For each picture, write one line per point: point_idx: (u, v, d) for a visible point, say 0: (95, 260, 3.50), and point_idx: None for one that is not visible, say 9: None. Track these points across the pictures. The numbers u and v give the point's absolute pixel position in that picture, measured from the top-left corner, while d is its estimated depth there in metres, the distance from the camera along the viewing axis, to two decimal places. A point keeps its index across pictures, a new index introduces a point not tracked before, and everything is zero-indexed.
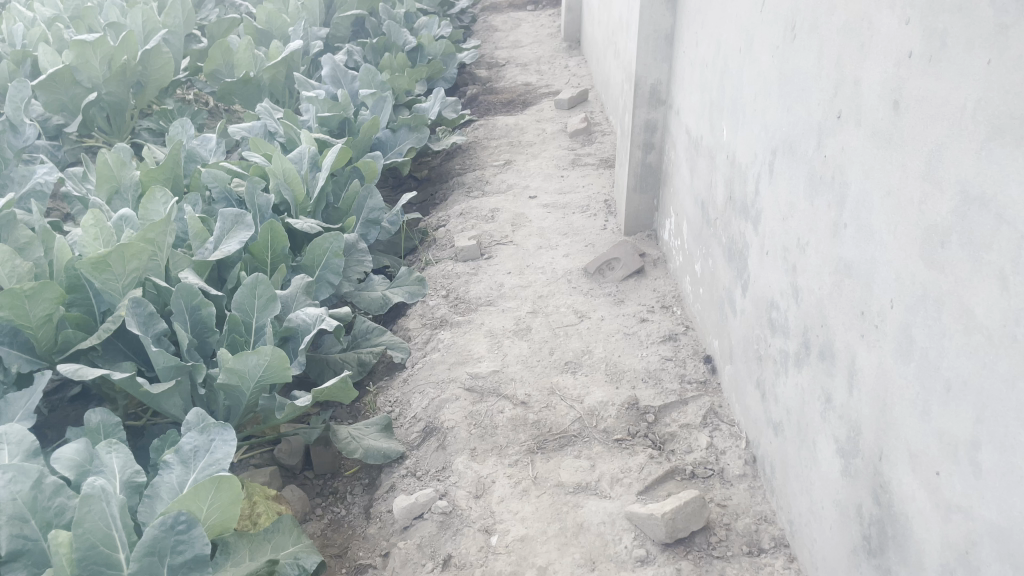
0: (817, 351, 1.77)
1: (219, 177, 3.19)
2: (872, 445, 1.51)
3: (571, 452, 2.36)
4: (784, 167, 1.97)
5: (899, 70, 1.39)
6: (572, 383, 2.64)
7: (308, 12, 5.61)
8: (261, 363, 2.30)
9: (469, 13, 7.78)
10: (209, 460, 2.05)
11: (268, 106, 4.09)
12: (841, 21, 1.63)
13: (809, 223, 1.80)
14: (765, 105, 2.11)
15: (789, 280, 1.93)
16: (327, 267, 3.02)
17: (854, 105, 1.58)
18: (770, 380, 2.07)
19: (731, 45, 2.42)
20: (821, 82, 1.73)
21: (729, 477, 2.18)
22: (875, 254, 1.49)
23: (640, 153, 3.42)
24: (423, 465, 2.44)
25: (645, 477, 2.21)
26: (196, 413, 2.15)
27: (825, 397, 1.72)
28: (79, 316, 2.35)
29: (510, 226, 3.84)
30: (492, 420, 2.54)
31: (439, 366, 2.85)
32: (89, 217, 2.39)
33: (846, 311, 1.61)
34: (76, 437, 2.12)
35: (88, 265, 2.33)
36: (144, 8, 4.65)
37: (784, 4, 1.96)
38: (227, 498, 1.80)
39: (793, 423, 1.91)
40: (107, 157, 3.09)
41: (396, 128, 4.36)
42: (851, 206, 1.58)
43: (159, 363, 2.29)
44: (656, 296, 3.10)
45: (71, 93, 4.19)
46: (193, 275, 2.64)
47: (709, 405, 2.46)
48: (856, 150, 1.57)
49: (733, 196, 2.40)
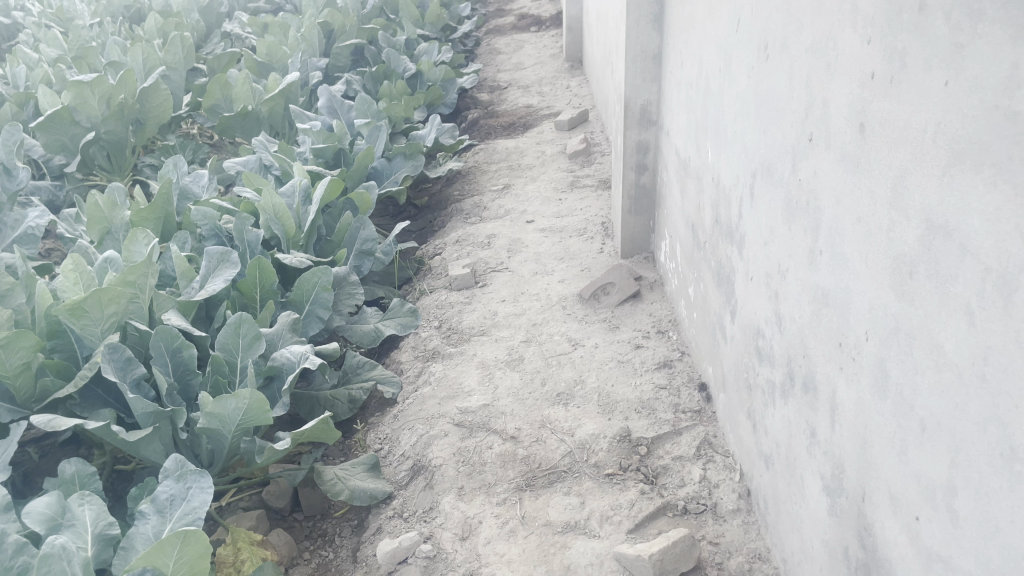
0: (801, 383, 1.69)
1: (209, 215, 3.16)
2: (855, 486, 1.43)
3: (561, 488, 2.28)
4: (762, 191, 1.90)
5: (863, 91, 1.34)
6: (564, 416, 2.57)
7: (307, 44, 5.60)
8: (240, 406, 2.26)
9: (473, 37, 7.78)
10: (185, 509, 2.00)
11: (263, 138, 4.10)
12: (809, 40, 1.58)
13: (788, 249, 1.73)
14: (743, 127, 2.05)
15: (772, 307, 1.86)
16: (317, 301, 2.98)
17: (823, 128, 1.52)
18: (759, 411, 1.99)
19: (712, 65, 2.37)
20: (793, 104, 1.68)
21: (723, 513, 2.09)
22: (849, 283, 1.42)
23: (633, 175, 3.36)
24: (410, 505, 2.38)
25: (635, 514, 2.13)
26: (174, 460, 2.11)
27: (810, 431, 1.64)
28: (58, 363, 2.31)
29: (506, 252, 3.79)
30: (480, 456, 2.47)
31: (430, 401, 2.79)
32: (67, 261, 2.36)
33: (826, 342, 1.54)
34: (51, 488, 2.08)
35: (65, 311, 2.29)
36: (144, 45, 4.64)
37: (758, 23, 1.91)
38: (196, 552, 1.76)
39: (782, 457, 1.83)
40: (97, 198, 3.03)
41: (392, 156, 4.32)
42: (825, 233, 1.51)
43: (136, 410, 2.24)
44: (652, 320, 3.02)
45: (71, 133, 4.19)
46: (177, 315, 2.61)
47: (703, 435, 2.37)
48: (826, 174, 1.50)
49: (719, 219, 2.34)
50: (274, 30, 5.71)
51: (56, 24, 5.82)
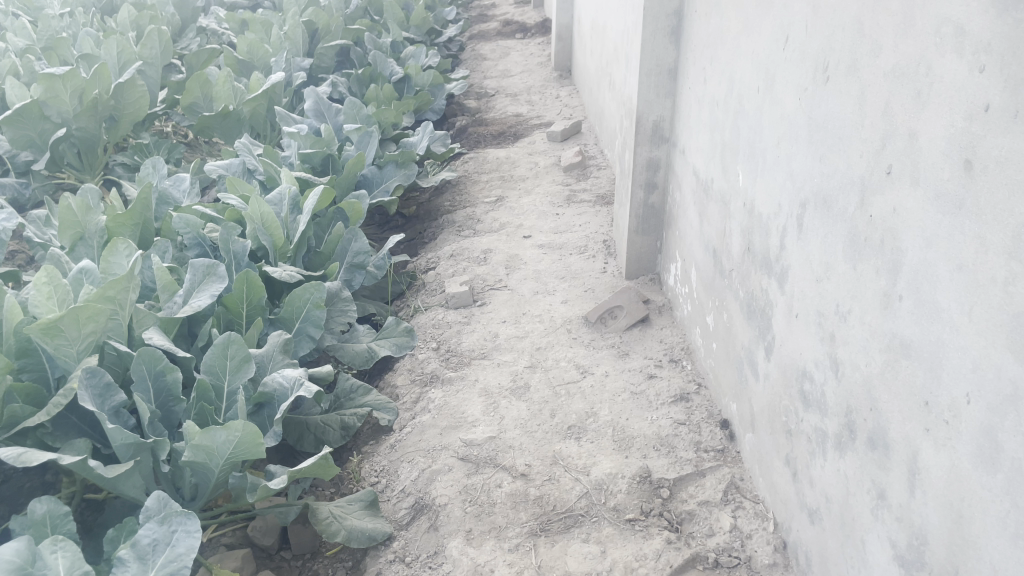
0: (863, 438, 1.55)
1: (192, 223, 2.94)
2: (943, 562, 1.29)
3: (579, 535, 2.13)
4: (815, 223, 1.76)
5: (971, 125, 1.20)
6: (577, 452, 2.41)
7: (291, 43, 5.37)
8: (231, 438, 2.05)
9: (457, 42, 7.59)
10: (169, 556, 1.77)
11: (247, 141, 3.81)
12: (890, 65, 1.42)
13: (851, 289, 1.59)
14: (790, 152, 1.90)
15: (826, 351, 1.71)
16: (308, 319, 2.78)
17: (907, 161, 1.37)
18: (803, 460, 1.85)
19: (747, 83, 2.22)
20: (864, 132, 1.52)
21: (758, 568, 1.96)
22: (942, 335, 1.28)
23: (641, 193, 3.21)
24: (413, 549, 2.20)
25: (662, 567, 1.99)
26: (156, 498, 1.85)
27: (876, 492, 1.50)
28: (28, 386, 2.09)
29: (503, 270, 3.62)
30: (488, 496, 2.31)
31: (430, 431, 2.61)
32: (40, 273, 2.14)
33: (902, 398, 1.40)
34: (19, 530, 1.86)
35: (38, 329, 2.07)
36: (119, 37, 4.36)
37: (813, 42, 1.75)
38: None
39: (833, 514, 1.69)
40: (70, 201, 2.77)
41: (383, 164, 4.11)
42: (908, 276, 1.37)
43: (115, 442, 2.03)
44: (663, 347, 2.87)
45: (39, 128, 3.91)
46: (159, 334, 2.40)
47: (730, 477, 2.23)
48: (911, 213, 1.36)
49: (752, 248, 2.19)
50: (256, 27, 5.45)
51: (24, 13, 5.50)
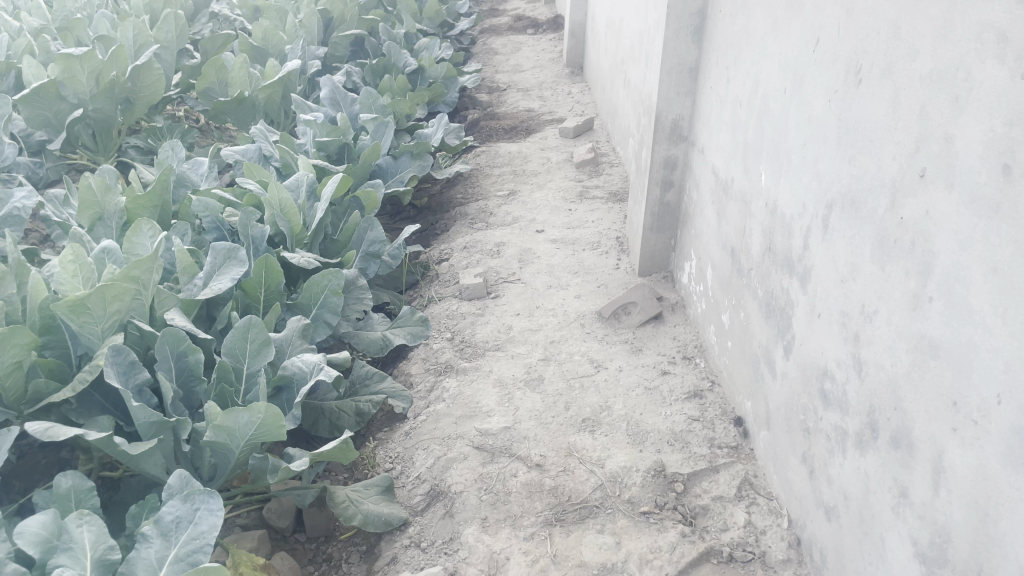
0: (886, 437, 1.57)
1: (211, 206, 2.95)
2: (966, 559, 1.32)
3: (594, 526, 2.16)
4: (842, 224, 1.78)
5: (1010, 130, 1.22)
6: (592, 445, 2.44)
7: (306, 31, 5.37)
8: (253, 420, 2.06)
9: (468, 35, 7.59)
10: (192, 534, 1.74)
11: (264, 127, 3.81)
12: (927, 70, 1.44)
13: (878, 289, 1.61)
14: (818, 152, 1.92)
15: (849, 350, 1.73)
16: (325, 305, 2.79)
17: (941, 166, 1.39)
18: (821, 459, 1.87)
19: (774, 84, 2.23)
20: (897, 135, 1.54)
21: (772, 563, 1.98)
22: (973, 336, 1.30)
23: (658, 192, 3.22)
24: (429, 535, 2.22)
25: (677, 560, 2.02)
26: (178, 477, 1.85)
27: (899, 490, 1.52)
28: (52, 362, 2.11)
29: (516, 263, 3.65)
30: (504, 485, 2.33)
31: (445, 419, 2.64)
32: (66, 250, 2.15)
33: (928, 398, 1.42)
34: (43, 504, 1.87)
35: (65, 307, 2.09)
36: (137, 19, 4.35)
37: (846, 44, 1.77)
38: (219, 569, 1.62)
39: (851, 510, 1.72)
40: (90, 181, 2.77)
41: (398, 155, 4.12)
42: (939, 278, 1.39)
43: (139, 420, 2.05)
44: (676, 344, 2.89)
45: (56, 109, 3.89)
46: (180, 315, 2.41)
47: (743, 474, 2.26)
48: (945, 215, 1.38)
49: (773, 246, 2.21)
50: (270, 14, 5.44)
51: None
